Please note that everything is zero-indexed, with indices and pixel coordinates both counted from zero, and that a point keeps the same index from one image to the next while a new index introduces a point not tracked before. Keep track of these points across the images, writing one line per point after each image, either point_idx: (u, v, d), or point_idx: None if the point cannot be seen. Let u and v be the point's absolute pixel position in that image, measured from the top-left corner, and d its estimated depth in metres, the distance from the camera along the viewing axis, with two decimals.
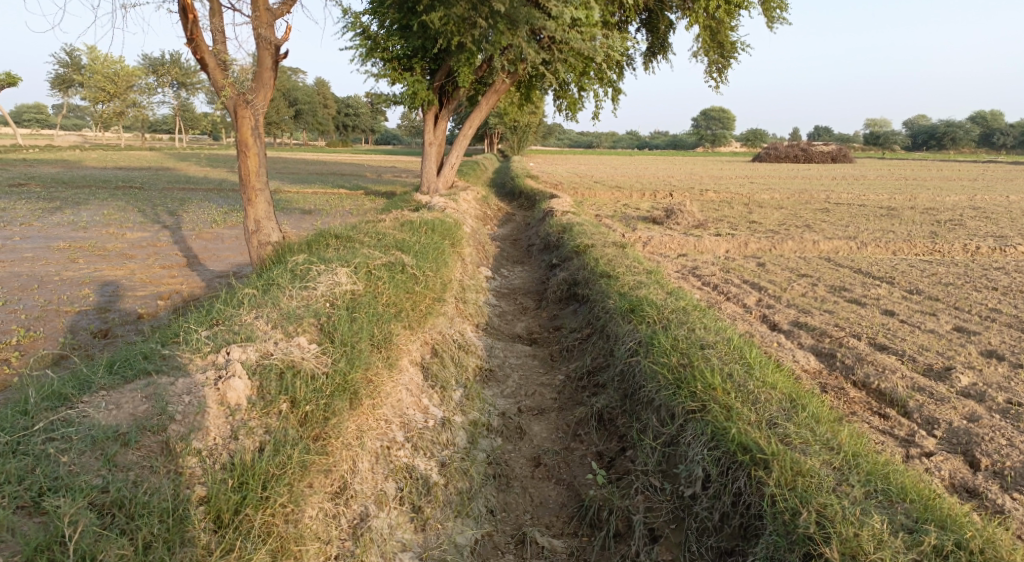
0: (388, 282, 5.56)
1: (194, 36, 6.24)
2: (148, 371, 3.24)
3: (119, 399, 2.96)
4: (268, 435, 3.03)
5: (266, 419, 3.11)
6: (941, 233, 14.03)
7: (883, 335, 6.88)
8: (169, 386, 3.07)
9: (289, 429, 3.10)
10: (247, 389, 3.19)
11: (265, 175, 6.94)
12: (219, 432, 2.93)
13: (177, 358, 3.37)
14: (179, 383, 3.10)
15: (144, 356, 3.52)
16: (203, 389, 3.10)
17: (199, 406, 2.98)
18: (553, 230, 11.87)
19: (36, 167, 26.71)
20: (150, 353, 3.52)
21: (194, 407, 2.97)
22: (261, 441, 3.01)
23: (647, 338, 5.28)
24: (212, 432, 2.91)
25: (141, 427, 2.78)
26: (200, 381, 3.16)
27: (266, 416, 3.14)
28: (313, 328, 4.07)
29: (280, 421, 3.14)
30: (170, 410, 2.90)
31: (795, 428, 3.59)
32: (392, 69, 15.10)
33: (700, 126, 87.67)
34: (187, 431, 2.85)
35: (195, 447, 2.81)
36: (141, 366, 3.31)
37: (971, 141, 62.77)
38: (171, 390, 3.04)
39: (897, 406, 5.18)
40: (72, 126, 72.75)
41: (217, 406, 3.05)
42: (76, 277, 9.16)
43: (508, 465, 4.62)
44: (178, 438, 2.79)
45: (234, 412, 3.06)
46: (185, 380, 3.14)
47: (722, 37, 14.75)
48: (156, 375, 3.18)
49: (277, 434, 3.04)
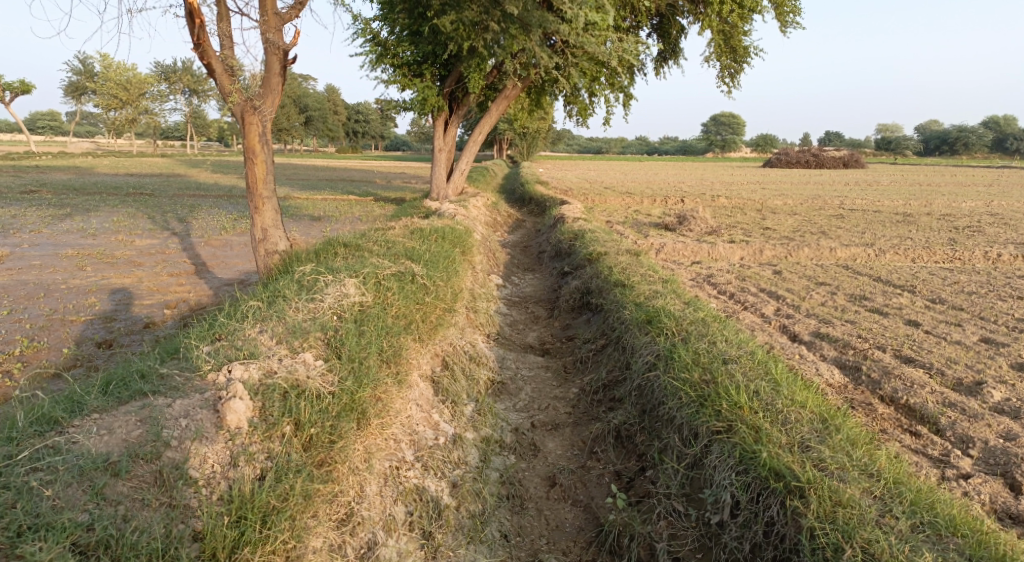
0: (397, 293, 5.38)
1: (201, 41, 6.12)
2: (144, 392, 3.08)
3: (111, 423, 2.80)
4: (270, 462, 2.87)
5: (268, 443, 2.94)
6: (961, 240, 13.70)
7: (908, 347, 6.62)
8: (165, 409, 2.91)
9: (293, 454, 2.93)
10: (248, 411, 3.00)
11: (272, 182, 6.81)
12: (218, 460, 2.77)
13: (175, 379, 3.21)
14: (176, 405, 2.94)
15: (142, 374, 3.36)
16: (201, 412, 2.93)
17: (197, 432, 2.82)
18: (565, 237, 11.68)
19: (48, 174, 26.88)
20: (147, 371, 3.36)
21: (191, 432, 2.81)
22: (262, 469, 2.84)
23: (666, 351, 5.07)
24: (209, 459, 2.75)
25: (133, 455, 2.61)
26: (198, 403, 2.99)
27: (269, 439, 2.96)
28: (319, 343, 3.89)
29: (283, 445, 2.96)
30: (165, 436, 2.74)
31: (831, 451, 3.37)
32: (402, 76, 15.03)
33: (710, 131, 87.33)
34: (183, 458, 2.69)
35: (191, 476, 2.65)
36: (137, 386, 3.16)
37: (984, 146, 62.17)
38: (167, 413, 2.88)
39: (928, 423, 4.92)
40: (85, 133, 73.45)
41: (217, 430, 2.88)
42: (83, 285, 9.07)
43: (522, 484, 4.43)
44: (173, 468, 2.63)
45: (234, 437, 2.88)
46: (183, 402, 2.98)
47: (735, 42, 14.54)
48: (152, 397, 3.02)
49: (280, 460, 2.87)
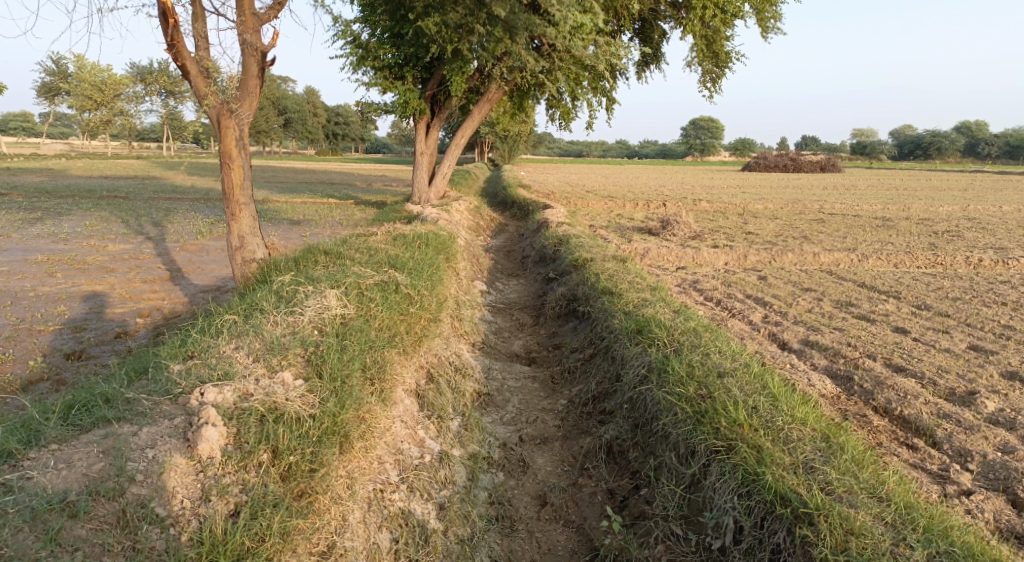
0: (381, 304, 5.17)
1: (175, 42, 5.87)
2: (107, 420, 2.86)
3: (71, 456, 2.59)
4: (244, 496, 2.66)
5: (242, 474, 2.73)
6: (940, 245, 13.81)
7: (899, 355, 6.55)
8: (131, 437, 2.71)
9: (270, 486, 2.73)
10: (222, 438, 2.80)
11: (249, 188, 6.56)
12: (187, 494, 2.56)
13: (142, 403, 2.99)
14: (142, 434, 2.74)
15: (106, 398, 3.13)
16: (170, 442, 2.72)
17: (164, 464, 2.61)
18: (549, 242, 11.53)
19: (20, 176, 26.07)
20: (112, 394, 3.13)
21: (158, 465, 2.60)
22: (236, 503, 2.63)
23: (658, 363, 4.93)
24: (178, 494, 2.54)
25: (93, 493, 2.41)
26: (167, 431, 2.79)
27: (244, 470, 2.76)
28: (299, 361, 3.68)
29: (259, 476, 2.76)
30: (130, 470, 2.53)
31: (837, 474, 3.34)
32: (383, 78, 14.79)
33: (690, 135, 88.11)
34: (148, 494, 2.48)
35: (158, 514, 2.44)
36: (100, 412, 2.93)
37: (956, 151, 63.44)
38: (132, 442, 2.67)
39: (924, 436, 4.85)
40: (58, 134, 71.74)
41: (187, 461, 2.68)
42: (52, 291, 8.72)
43: (512, 504, 4.26)
44: (138, 507, 2.43)
45: (206, 468, 2.68)
46: (150, 430, 2.77)
47: (717, 46, 14.54)
48: (117, 424, 2.81)
49: (255, 493, 2.66)
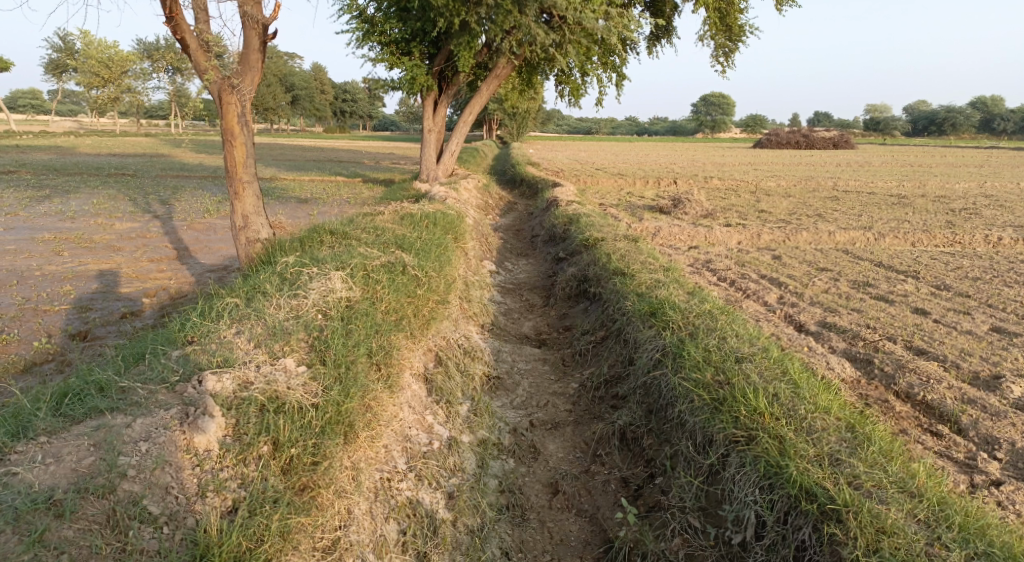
0: (387, 286, 5.02)
1: (174, 14, 5.62)
2: (99, 410, 2.74)
3: (59, 450, 2.48)
4: (242, 491, 2.54)
5: (241, 468, 2.62)
6: (959, 222, 13.46)
7: (919, 337, 6.35)
8: (123, 429, 2.59)
9: (270, 481, 2.61)
10: (219, 430, 2.68)
11: (253, 166, 6.39)
12: (182, 490, 2.45)
13: (138, 392, 2.87)
14: (136, 425, 2.61)
15: (99, 385, 3.01)
16: (164, 434, 2.60)
17: (158, 459, 2.49)
18: (559, 221, 11.31)
19: (28, 154, 25.98)
20: (106, 383, 3.00)
21: (151, 459, 2.48)
22: (233, 499, 2.52)
23: (673, 347, 4.77)
24: (172, 491, 2.43)
25: (81, 491, 2.30)
26: (162, 422, 2.67)
27: (243, 464, 2.64)
28: (302, 346, 3.55)
29: (259, 470, 2.64)
30: (121, 466, 2.41)
31: (864, 466, 3.23)
32: (390, 54, 14.54)
33: (699, 112, 86.83)
34: (141, 491, 2.37)
35: (150, 513, 2.33)
36: (93, 402, 2.81)
37: (972, 127, 62.17)
38: (124, 435, 2.55)
39: (949, 422, 4.69)
40: (68, 111, 71.69)
41: (183, 454, 2.56)
42: (58, 270, 8.65)
43: (523, 492, 4.15)
44: (129, 505, 2.32)
45: (203, 463, 2.56)
46: (144, 421, 2.65)
47: (731, 20, 14.11)
48: (109, 415, 2.69)
49: (254, 489, 2.55)
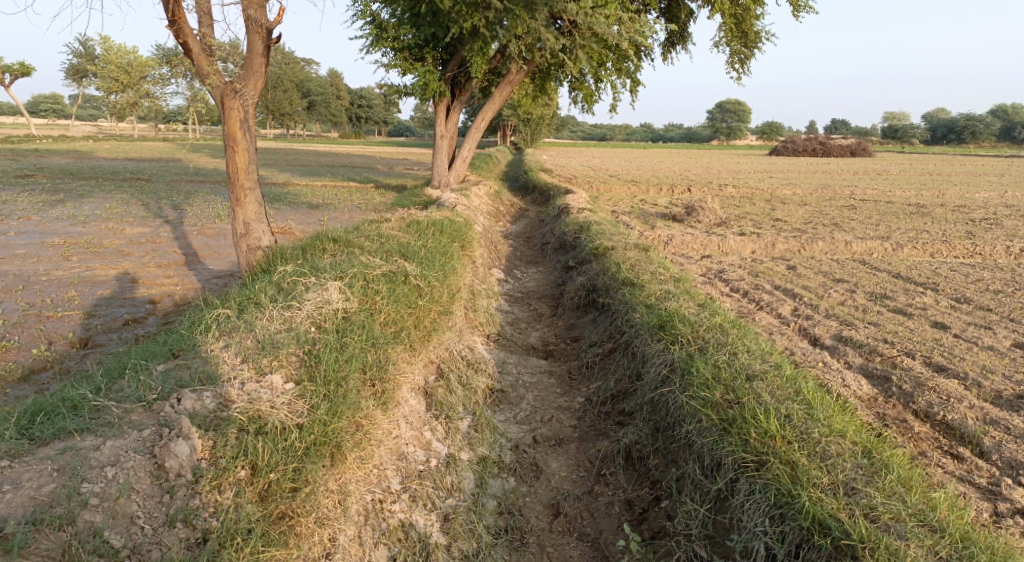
0: (387, 297, 4.89)
1: (177, 18, 5.55)
2: (68, 431, 2.65)
3: (20, 476, 2.38)
4: (214, 521, 2.43)
5: (213, 495, 2.50)
6: (979, 233, 13.12)
7: (939, 353, 6.10)
8: (91, 453, 2.49)
9: (244, 509, 2.49)
10: (193, 455, 2.57)
11: (255, 172, 6.29)
12: (149, 520, 2.35)
13: (111, 412, 2.77)
14: (104, 448, 2.51)
15: (74, 404, 2.91)
16: (133, 459, 2.50)
17: (123, 486, 2.39)
18: (569, 228, 11.15)
19: (47, 158, 26.28)
20: (81, 401, 2.91)
21: (116, 487, 2.38)
22: (203, 530, 2.41)
23: (682, 363, 4.58)
24: (138, 521, 2.32)
25: (35, 522, 2.19)
26: (133, 445, 2.56)
27: (216, 490, 2.53)
28: (292, 361, 3.42)
29: (233, 497, 2.52)
30: (82, 494, 2.31)
31: (882, 496, 3.03)
32: (403, 59, 14.47)
33: (714, 119, 86.33)
34: (102, 521, 2.27)
35: (111, 545, 2.22)
36: (63, 422, 2.72)
37: (991, 135, 61.19)
38: (91, 460, 2.45)
39: (970, 444, 4.47)
40: (88, 116, 72.81)
41: (152, 480, 2.46)
42: (65, 276, 8.62)
43: (523, 514, 3.99)
44: (87, 538, 2.21)
45: (172, 490, 2.45)
46: (114, 443, 2.55)
47: (747, 26, 13.91)
48: (77, 437, 2.60)
49: (226, 518, 2.43)
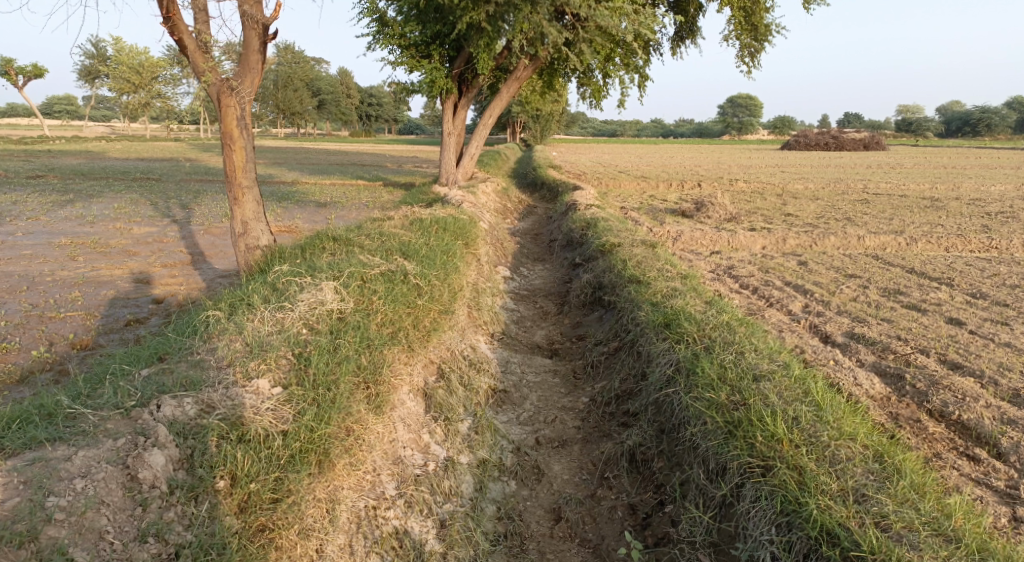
0: (384, 296, 4.78)
1: (172, 15, 5.48)
2: (39, 441, 2.58)
3: None
4: (188, 536, 2.41)
5: (189, 508, 2.50)
6: (995, 227, 12.84)
7: (954, 350, 5.91)
8: (61, 464, 2.43)
9: (221, 523, 2.50)
10: (168, 466, 2.56)
11: (253, 171, 6.22)
12: (118, 535, 2.29)
13: (86, 420, 2.72)
14: (75, 459, 2.45)
15: (50, 411, 2.86)
16: (105, 469, 2.45)
17: (91, 499, 2.32)
18: (576, 225, 11.02)
19: (59, 159, 26.41)
20: (59, 409, 2.84)
21: (85, 499, 2.32)
22: (176, 545, 2.38)
23: (687, 363, 4.45)
24: (107, 535, 2.27)
25: None
26: (106, 454, 2.52)
27: (191, 503, 2.52)
28: (281, 365, 3.38)
29: (209, 511, 2.53)
30: (47, 508, 2.24)
31: (895, 504, 2.88)
32: (409, 57, 14.37)
33: (726, 114, 85.61)
34: (67, 537, 2.20)
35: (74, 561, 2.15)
36: (35, 431, 2.65)
37: (1007, 127, 60.12)
38: (61, 470, 2.40)
39: (987, 445, 4.30)
40: (102, 117, 73.33)
41: (124, 493, 2.41)
42: (69, 276, 8.60)
43: (523, 519, 3.88)
44: (51, 554, 2.14)
45: (144, 504, 2.42)
46: (86, 454, 2.50)
47: (757, 19, 13.68)
48: (48, 447, 2.54)
49: (201, 534, 2.43)
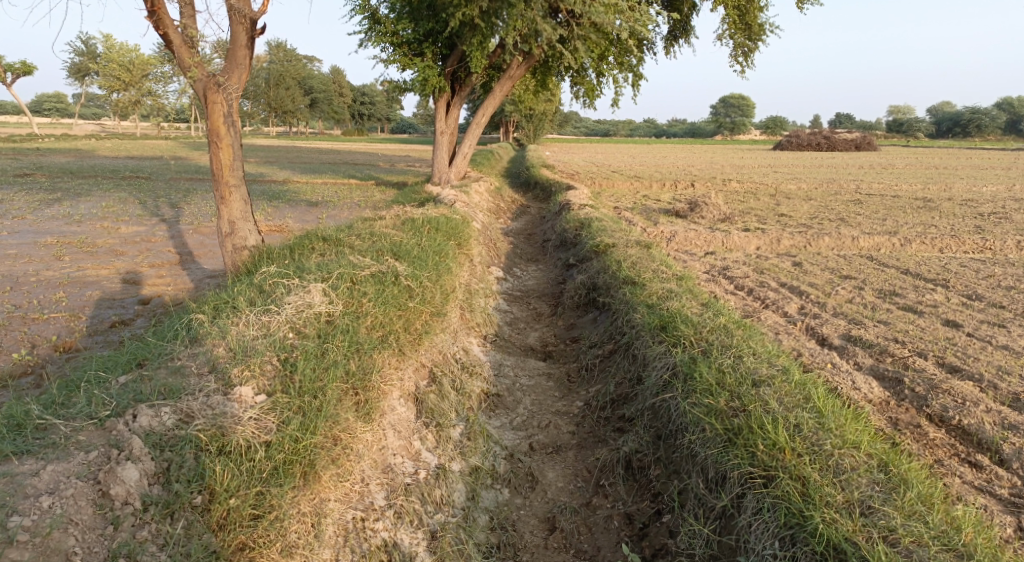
0: (374, 299, 4.65)
1: (156, 9, 5.32)
2: (6, 454, 2.49)
3: None
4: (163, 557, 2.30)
5: (164, 526, 2.39)
6: (988, 227, 12.83)
7: (952, 353, 5.84)
8: (28, 480, 2.35)
9: (197, 543, 2.38)
10: (142, 481, 2.46)
11: (240, 169, 6.07)
12: (87, 557, 2.19)
13: (57, 431, 2.64)
14: (43, 475, 2.37)
15: (20, 422, 2.76)
16: (75, 485, 2.36)
17: (58, 518, 2.23)
18: (570, 225, 10.92)
19: (47, 156, 26.08)
20: (29, 420, 2.74)
21: (52, 518, 2.23)
22: None
23: (685, 367, 4.35)
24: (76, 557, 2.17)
25: None
26: (76, 469, 2.43)
27: (167, 521, 2.41)
28: (266, 371, 3.26)
29: (185, 529, 2.41)
30: (11, 527, 2.15)
31: (902, 518, 2.79)
32: (402, 55, 14.21)
33: (719, 114, 85.81)
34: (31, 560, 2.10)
35: None
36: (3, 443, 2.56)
37: (997, 128, 60.39)
38: (28, 487, 2.31)
39: (989, 451, 4.23)
40: (91, 114, 72.58)
41: (94, 510, 2.32)
42: (54, 276, 8.41)
43: (517, 530, 3.78)
44: None
45: (116, 523, 2.32)
46: (55, 469, 2.41)
47: (751, 18, 13.62)
48: (16, 461, 2.45)
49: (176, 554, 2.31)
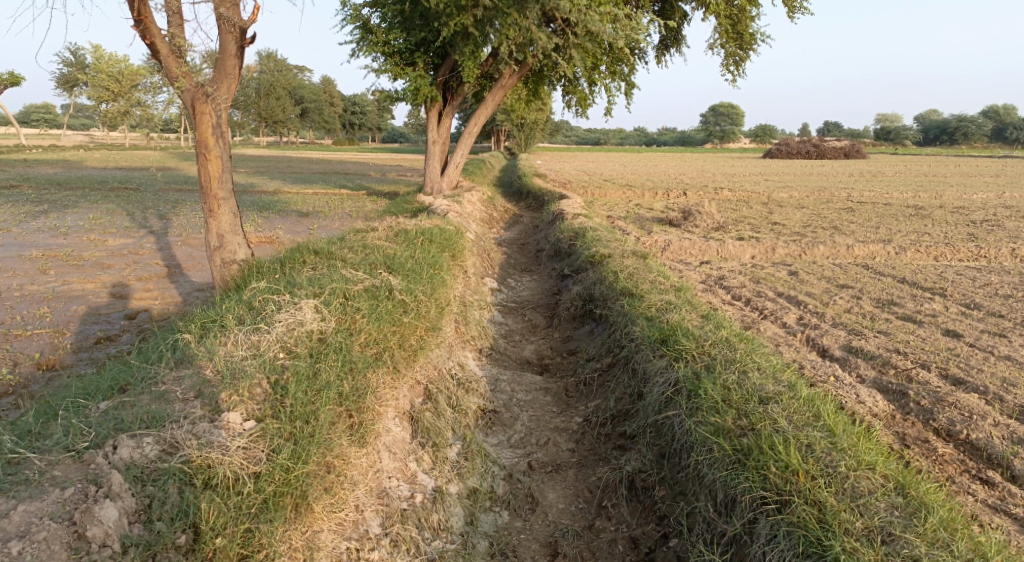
0: (368, 314, 4.50)
1: (142, 17, 5.16)
2: None
3: None
4: None
5: None
6: (981, 235, 12.84)
7: (955, 364, 5.76)
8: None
9: None
10: (121, 520, 2.31)
11: (229, 181, 5.93)
12: None
13: (31, 466, 2.49)
14: (13, 516, 2.22)
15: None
16: (49, 526, 2.21)
17: None
18: (564, 235, 10.81)
19: (33, 167, 25.78)
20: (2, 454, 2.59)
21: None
22: None
23: (688, 383, 4.21)
24: None
25: None
26: (51, 509, 2.28)
27: None
28: (254, 395, 3.10)
29: None
30: None
31: (926, 546, 2.67)
32: (393, 64, 14.09)
33: (708, 123, 86.39)
34: None
35: None
36: None
37: (984, 135, 60.99)
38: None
39: (1000, 467, 4.13)
40: (78, 124, 71.99)
41: (68, 555, 2.16)
42: (38, 291, 8.20)
43: (518, 555, 3.63)
44: None
45: None
46: (28, 508, 2.26)
47: (742, 27, 13.65)
48: None
49: None
